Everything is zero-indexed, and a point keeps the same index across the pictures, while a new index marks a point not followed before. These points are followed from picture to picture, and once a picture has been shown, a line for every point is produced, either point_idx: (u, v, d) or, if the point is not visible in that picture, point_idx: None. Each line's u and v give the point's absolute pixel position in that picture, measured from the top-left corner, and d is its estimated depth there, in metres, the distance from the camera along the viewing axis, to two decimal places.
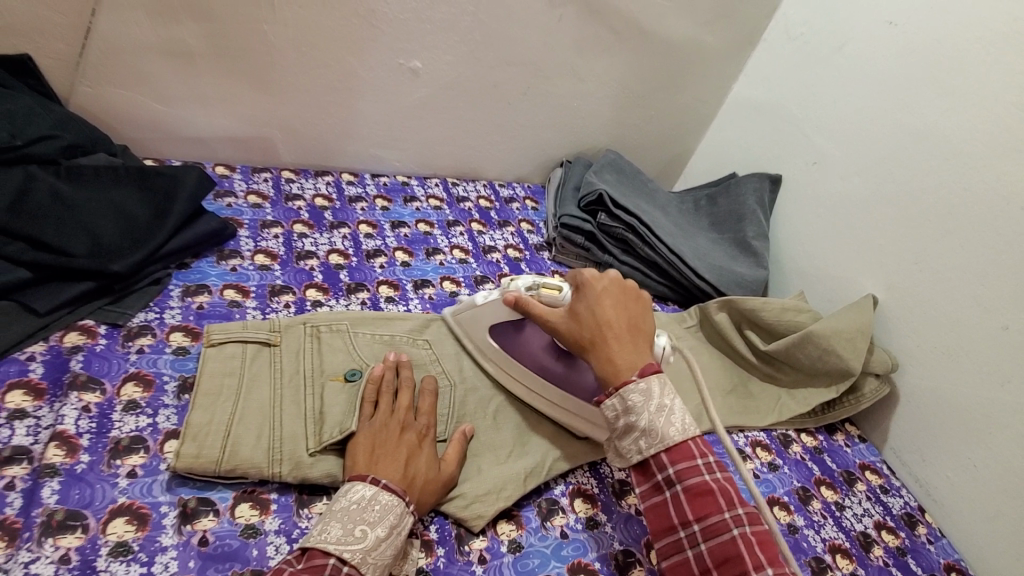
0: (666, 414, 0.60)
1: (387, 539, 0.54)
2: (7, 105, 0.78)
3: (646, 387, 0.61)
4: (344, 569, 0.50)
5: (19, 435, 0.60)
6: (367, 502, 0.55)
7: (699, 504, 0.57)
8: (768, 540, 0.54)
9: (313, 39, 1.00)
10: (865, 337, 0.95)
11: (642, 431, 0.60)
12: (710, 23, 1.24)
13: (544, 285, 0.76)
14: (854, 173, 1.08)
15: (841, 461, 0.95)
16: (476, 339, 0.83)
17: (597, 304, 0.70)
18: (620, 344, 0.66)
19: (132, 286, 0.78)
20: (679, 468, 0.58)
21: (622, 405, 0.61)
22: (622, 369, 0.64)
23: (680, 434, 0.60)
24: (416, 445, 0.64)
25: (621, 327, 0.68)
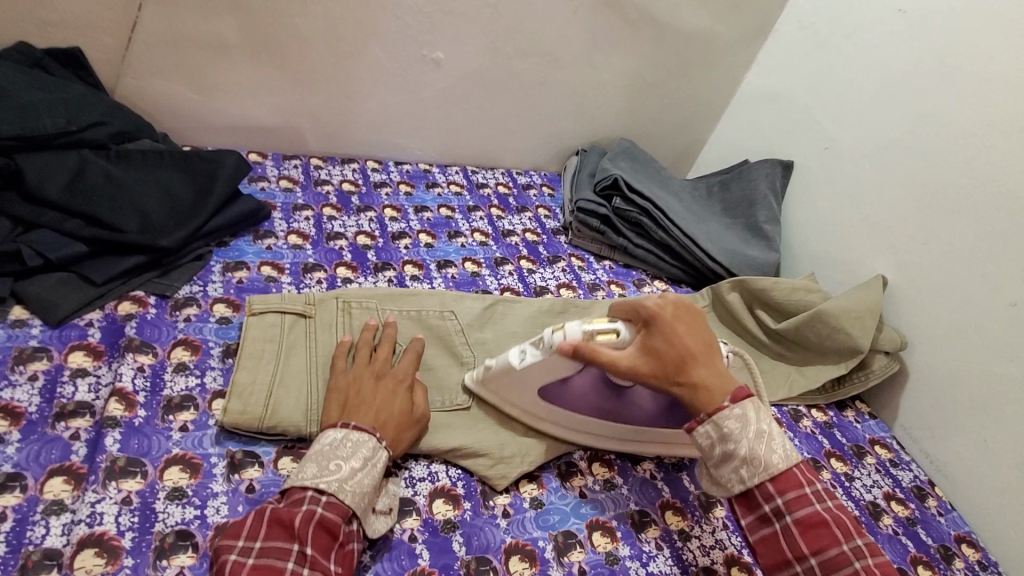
0: (765, 441, 0.60)
1: (361, 470, 0.59)
2: (62, 94, 0.84)
3: (742, 412, 0.60)
4: (323, 498, 0.56)
5: (82, 391, 0.65)
6: (338, 441, 0.60)
7: (815, 537, 0.57)
8: (889, 569, 0.55)
9: (342, 32, 1.05)
10: (874, 315, 0.97)
11: (742, 460, 0.60)
12: (724, 14, 1.27)
13: (598, 329, 0.67)
14: (865, 157, 1.10)
15: (851, 436, 0.97)
16: (517, 403, 0.74)
17: (674, 334, 0.64)
18: (707, 370, 0.63)
19: (178, 261, 0.83)
20: (789, 497, 0.59)
21: (718, 433, 0.60)
22: (716, 395, 0.62)
23: (783, 461, 0.60)
24: (390, 390, 0.67)
25: (702, 353, 0.64)
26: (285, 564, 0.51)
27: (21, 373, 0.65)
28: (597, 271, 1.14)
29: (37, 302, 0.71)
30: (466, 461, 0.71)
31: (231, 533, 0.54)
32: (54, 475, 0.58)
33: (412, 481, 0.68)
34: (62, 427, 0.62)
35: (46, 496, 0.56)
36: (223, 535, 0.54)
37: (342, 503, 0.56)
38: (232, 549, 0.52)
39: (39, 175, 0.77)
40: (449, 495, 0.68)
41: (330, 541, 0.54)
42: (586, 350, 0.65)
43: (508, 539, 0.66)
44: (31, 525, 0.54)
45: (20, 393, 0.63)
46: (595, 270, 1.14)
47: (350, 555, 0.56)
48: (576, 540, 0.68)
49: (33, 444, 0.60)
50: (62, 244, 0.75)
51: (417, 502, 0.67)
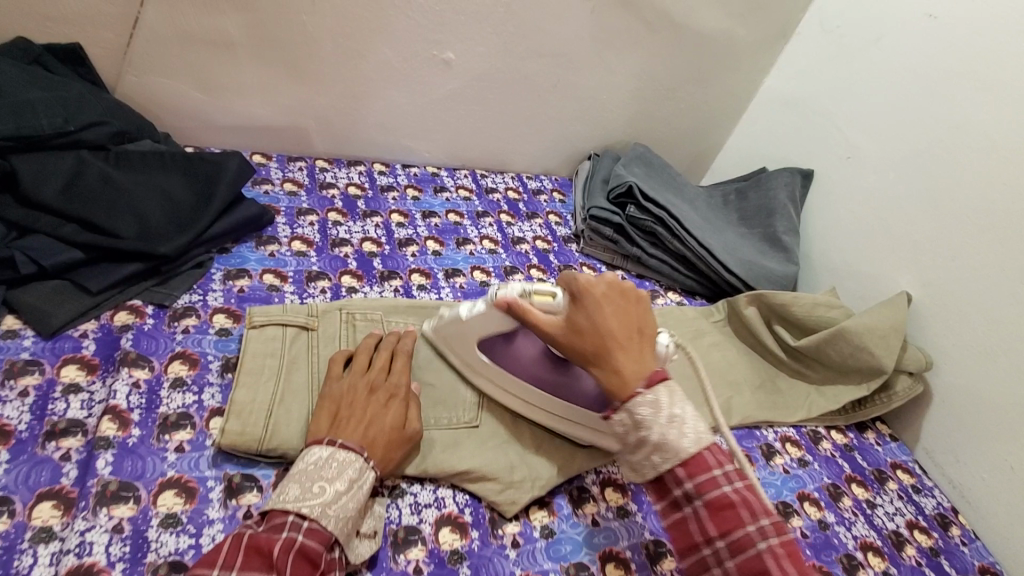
0: (678, 425, 0.54)
1: (347, 493, 0.55)
2: (60, 92, 0.81)
3: (654, 398, 0.55)
4: (305, 524, 0.52)
5: (74, 408, 0.63)
6: (323, 461, 0.56)
7: (723, 519, 0.52)
8: (795, 548, 0.51)
9: (350, 31, 1.01)
10: (899, 334, 0.94)
11: (654, 447, 0.54)
12: (744, 15, 1.22)
13: (536, 292, 0.68)
14: (889, 168, 1.06)
15: (872, 459, 0.94)
16: (461, 354, 0.75)
17: (597, 311, 0.62)
18: (626, 351, 0.59)
19: (178, 269, 0.80)
20: (699, 483, 0.53)
21: (631, 421, 0.55)
22: (630, 379, 0.57)
23: (695, 445, 0.54)
24: (382, 403, 0.64)
25: (624, 335, 0.61)
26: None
27: (11, 389, 0.62)
28: None
29: (31, 312, 0.68)
30: (474, 485, 0.68)
31: (204, 561, 0.48)
32: (42, 500, 0.55)
33: (418, 507, 0.65)
34: (52, 447, 0.59)
35: (34, 523, 0.53)
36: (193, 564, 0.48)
37: (325, 529, 0.53)
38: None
39: (35, 177, 0.74)
40: (456, 523, 0.65)
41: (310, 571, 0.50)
42: (518, 308, 0.67)
43: (517, 572, 0.63)
44: (18, 555, 0.51)
45: (10, 409, 0.60)
46: None
47: None
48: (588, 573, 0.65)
49: (22, 465, 0.57)
50: (57, 251, 0.72)
51: (422, 530, 0.64)
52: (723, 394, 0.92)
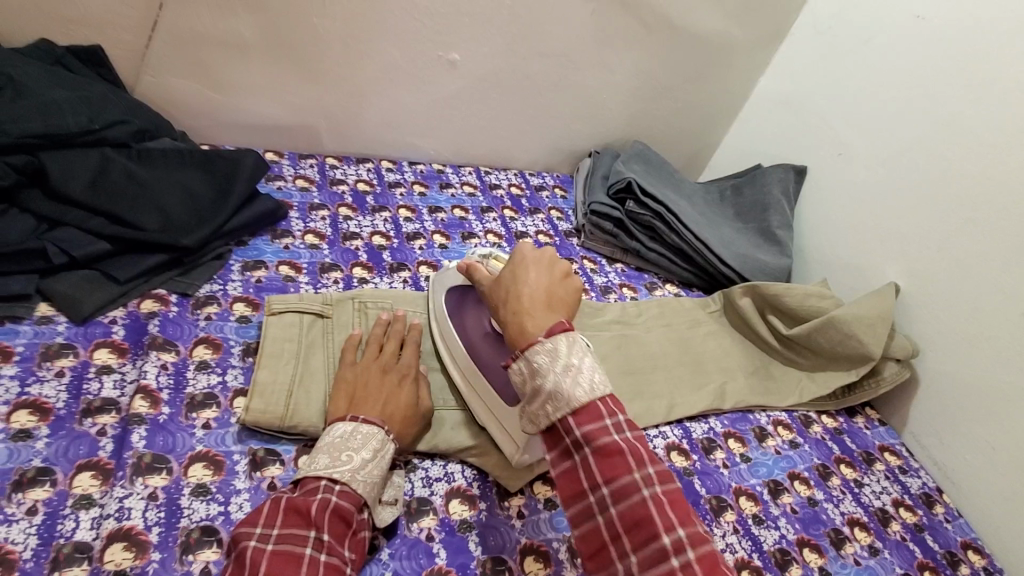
0: (573, 375, 0.52)
1: (372, 460, 0.60)
2: (85, 93, 0.85)
3: (553, 346, 0.53)
4: (337, 488, 0.57)
5: (108, 388, 0.67)
6: (348, 433, 0.61)
7: (611, 469, 0.50)
8: (680, 496, 0.49)
9: (360, 34, 1.06)
10: (886, 323, 0.98)
11: (547, 395, 0.52)
12: (739, 17, 1.26)
13: (495, 258, 0.79)
14: (878, 164, 1.10)
15: (861, 442, 0.98)
16: (433, 300, 0.83)
17: (520, 265, 0.62)
18: (533, 305, 0.57)
19: (199, 260, 0.84)
20: (587, 429, 0.50)
21: (527, 368, 0.53)
22: (529, 327, 0.55)
23: (586, 394, 0.51)
24: (396, 385, 0.68)
25: (538, 290, 0.59)
26: (303, 550, 0.52)
27: (48, 370, 0.66)
28: (609, 274, 1.15)
29: (63, 300, 0.72)
30: (481, 462, 0.72)
31: (246, 521, 0.53)
32: (82, 471, 0.59)
33: (428, 481, 0.69)
34: (89, 423, 0.63)
35: (75, 491, 0.58)
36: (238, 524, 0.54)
37: (355, 491, 0.58)
38: (251, 536, 0.52)
39: (63, 173, 0.78)
40: (466, 495, 0.70)
41: (344, 529, 0.55)
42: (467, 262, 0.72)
43: (522, 540, 0.67)
44: (62, 519, 0.55)
45: (48, 388, 0.65)
46: (607, 272, 1.15)
47: (362, 542, 0.57)
48: None
49: (61, 439, 0.61)
50: (86, 242, 0.76)
51: (434, 501, 0.68)
52: (718, 380, 0.96)
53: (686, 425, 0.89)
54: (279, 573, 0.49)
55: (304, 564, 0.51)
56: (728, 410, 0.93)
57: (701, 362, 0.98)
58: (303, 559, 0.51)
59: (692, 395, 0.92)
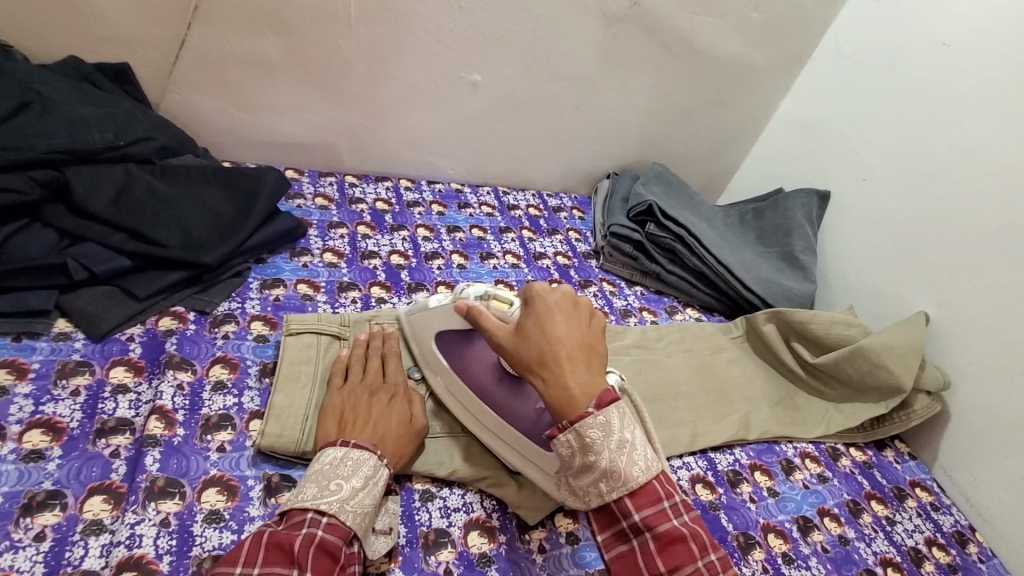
0: (628, 452, 0.53)
1: (362, 489, 0.57)
2: (112, 110, 0.86)
3: (606, 420, 0.53)
4: (324, 520, 0.54)
5: (122, 408, 0.65)
6: (339, 460, 0.58)
7: (672, 554, 0.51)
8: None
9: (384, 54, 1.06)
10: (917, 353, 0.95)
11: (602, 473, 0.53)
12: (761, 41, 1.26)
13: (495, 297, 0.67)
14: (904, 190, 1.08)
15: (891, 477, 0.94)
16: (421, 344, 0.77)
17: (547, 318, 0.59)
18: (575, 369, 0.56)
19: (217, 278, 0.84)
20: (647, 514, 0.52)
21: (579, 443, 0.53)
22: (577, 397, 0.54)
23: (644, 474, 0.53)
24: (386, 405, 0.67)
25: (574, 345, 0.58)
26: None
27: (63, 388, 0.65)
28: (628, 297, 1.13)
29: (81, 316, 0.72)
30: (499, 491, 0.70)
31: (226, 561, 0.49)
32: (93, 494, 0.57)
33: (446, 511, 0.67)
34: (102, 444, 0.62)
35: (86, 516, 0.56)
36: (216, 563, 0.50)
37: (344, 524, 0.54)
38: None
39: (86, 189, 0.78)
40: (484, 527, 0.67)
41: (330, 565, 0.52)
42: (472, 311, 0.64)
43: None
44: (71, 546, 0.54)
45: (62, 407, 0.63)
46: (626, 295, 1.13)
47: None
48: None
49: (74, 461, 0.59)
50: (106, 258, 0.76)
51: (451, 533, 0.65)
52: (742, 409, 0.93)
53: (710, 456, 0.86)
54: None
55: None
56: (752, 439, 0.90)
57: (725, 390, 0.96)
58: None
59: (716, 425, 0.89)
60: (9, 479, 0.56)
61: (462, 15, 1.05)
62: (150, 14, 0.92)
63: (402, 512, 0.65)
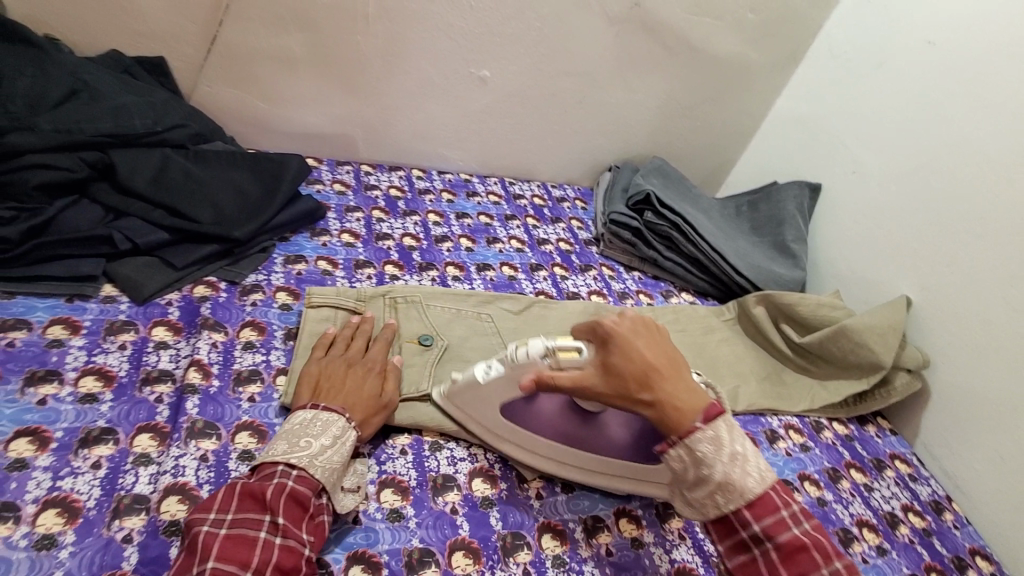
0: (741, 464, 0.57)
1: (331, 447, 0.62)
2: (151, 99, 0.94)
3: (715, 433, 0.57)
4: (294, 472, 0.59)
5: (164, 360, 0.73)
6: (308, 421, 0.63)
7: (796, 561, 0.55)
8: None
9: (400, 50, 1.14)
10: (897, 333, 1.01)
11: (718, 486, 0.57)
12: (757, 41, 1.32)
13: (560, 349, 0.66)
14: (890, 181, 1.14)
15: (871, 449, 1.00)
16: (480, 417, 0.74)
17: (631, 348, 0.62)
18: (675, 387, 0.60)
19: (246, 252, 0.91)
20: (766, 523, 0.56)
21: (691, 458, 0.57)
22: (686, 413, 0.59)
23: (759, 485, 0.57)
24: (362, 377, 0.71)
25: (665, 366, 0.61)
26: (258, 533, 0.54)
27: (112, 342, 0.73)
28: (626, 281, 1.19)
29: (126, 281, 0.79)
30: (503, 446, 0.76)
31: (202, 508, 0.56)
32: (141, 432, 0.65)
33: (453, 460, 0.74)
34: (148, 390, 0.69)
35: (135, 450, 0.63)
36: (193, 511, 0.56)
37: (313, 477, 0.59)
38: (205, 522, 0.54)
39: (129, 169, 0.86)
40: (487, 475, 0.74)
41: (301, 512, 0.57)
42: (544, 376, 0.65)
43: (541, 519, 0.71)
44: (123, 474, 0.61)
45: (112, 358, 0.71)
46: (625, 279, 1.19)
47: (321, 526, 0.59)
48: (604, 524, 0.72)
49: (123, 404, 0.67)
50: (147, 231, 0.83)
51: (457, 478, 0.72)
52: (730, 383, 0.99)
53: None
54: (232, 556, 0.52)
55: (259, 546, 0.53)
56: (740, 411, 0.96)
57: (714, 366, 1.02)
58: (257, 542, 0.54)
59: None
60: (67, 417, 0.64)
61: (473, 14, 1.12)
62: (186, 11, 1.00)
63: (412, 460, 0.72)
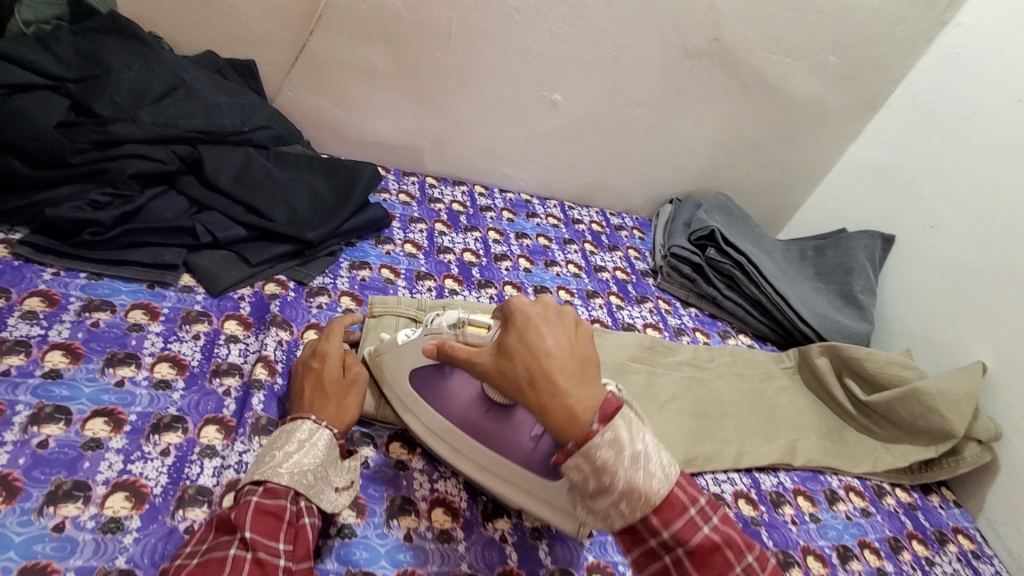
0: (643, 465, 0.49)
1: (298, 451, 0.59)
2: (240, 100, 0.98)
3: (613, 434, 0.50)
4: (260, 488, 0.56)
5: (234, 354, 0.75)
6: (277, 437, 0.61)
7: (709, 565, 0.49)
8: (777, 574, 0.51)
9: (477, 69, 1.16)
10: (971, 401, 0.96)
11: (621, 494, 0.49)
12: (837, 84, 1.29)
13: (470, 322, 0.64)
14: (971, 240, 1.09)
15: (934, 520, 0.94)
16: (395, 385, 0.72)
17: (529, 332, 0.55)
18: (571, 382, 0.52)
19: (315, 254, 0.93)
20: (677, 528, 0.49)
21: (590, 466, 0.49)
22: (578, 412, 0.51)
23: (664, 486, 0.50)
24: (317, 378, 0.68)
25: (564, 357, 0.54)
26: (228, 551, 0.50)
27: (187, 331, 0.75)
28: (683, 317, 1.16)
29: (203, 273, 0.82)
30: None
31: (176, 551, 0.52)
32: (209, 424, 0.66)
33: None
34: (217, 383, 0.71)
35: (202, 441, 0.64)
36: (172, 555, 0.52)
37: (281, 484, 0.56)
38: (178, 557, 0.50)
39: (215, 165, 0.89)
40: None
41: (276, 523, 0.54)
42: (443, 349, 0.61)
43: (590, 558, 0.69)
44: (189, 464, 0.62)
45: (186, 347, 0.73)
46: (681, 315, 1.17)
47: (302, 532, 0.55)
48: None
49: (194, 393, 0.69)
50: (227, 227, 0.86)
51: (508, 505, 0.71)
52: (787, 436, 0.95)
53: (755, 475, 0.88)
54: None
55: (229, 564, 0.49)
56: (796, 465, 0.91)
57: (772, 416, 0.98)
58: (226, 561, 0.49)
59: (762, 446, 0.91)
60: (142, 401, 0.66)
61: (552, 40, 1.14)
62: (280, 19, 1.05)
63: (465, 480, 0.72)
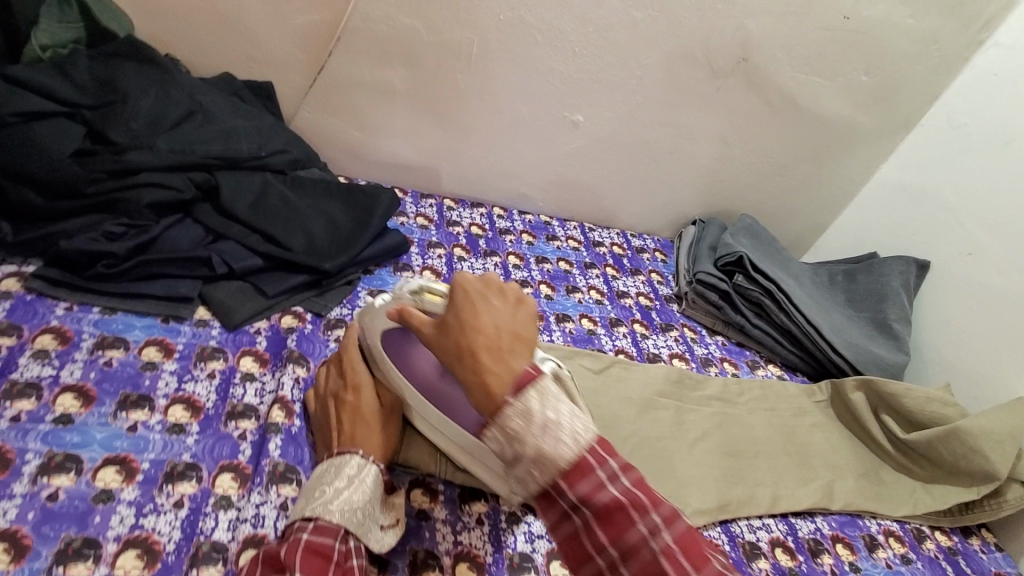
0: (553, 432, 0.43)
1: (348, 488, 0.57)
2: (258, 124, 0.96)
3: (525, 406, 0.44)
4: (311, 524, 0.54)
5: (250, 394, 0.72)
6: (324, 473, 0.59)
7: (613, 525, 0.43)
8: (692, 541, 0.43)
9: (497, 91, 1.13)
10: (1016, 441, 0.90)
11: (533, 460, 0.44)
12: (868, 104, 1.25)
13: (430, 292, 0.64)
14: (1013, 269, 1.04)
15: (978, 567, 0.89)
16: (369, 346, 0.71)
17: (461, 304, 0.51)
18: (496, 358, 0.47)
19: (333, 284, 0.90)
20: (583, 491, 0.43)
21: (502, 437, 0.45)
22: (493, 385, 0.46)
23: (572, 450, 0.44)
24: (352, 410, 0.65)
25: (490, 329, 0.49)
26: None
27: (202, 370, 0.73)
28: (709, 346, 1.12)
29: (219, 306, 0.80)
30: None
31: None
32: (224, 472, 0.63)
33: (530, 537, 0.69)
34: (232, 426, 0.68)
35: (217, 491, 0.62)
36: None
37: (332, 523, 0.54)
38: None
39: (231, 193, 0.87)
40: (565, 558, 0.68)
41: (323, 564, 0.52)
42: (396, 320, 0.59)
43: None
44: (203, 517, 0.59)
45: (201, 387, 0.71)
46: (707, 343, 1.13)
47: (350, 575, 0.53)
48: None
49: (209, 438, 0.66)
50: (243, 256, 0.83)
51: (535, 559, 0.67)
52: (822, 476, 0.91)
53: (791, 520, 0.84)
54: None
55: None
56: (833, 509, 0.87)
57: (806, 454, 0.93)
58: None
59: (797, 489, 0.87)
60: (155, 447, 0.63)
61: (575, 60, 1.11)
62: (298, 41, 1.03)
63: (489, 532, 0.68)
